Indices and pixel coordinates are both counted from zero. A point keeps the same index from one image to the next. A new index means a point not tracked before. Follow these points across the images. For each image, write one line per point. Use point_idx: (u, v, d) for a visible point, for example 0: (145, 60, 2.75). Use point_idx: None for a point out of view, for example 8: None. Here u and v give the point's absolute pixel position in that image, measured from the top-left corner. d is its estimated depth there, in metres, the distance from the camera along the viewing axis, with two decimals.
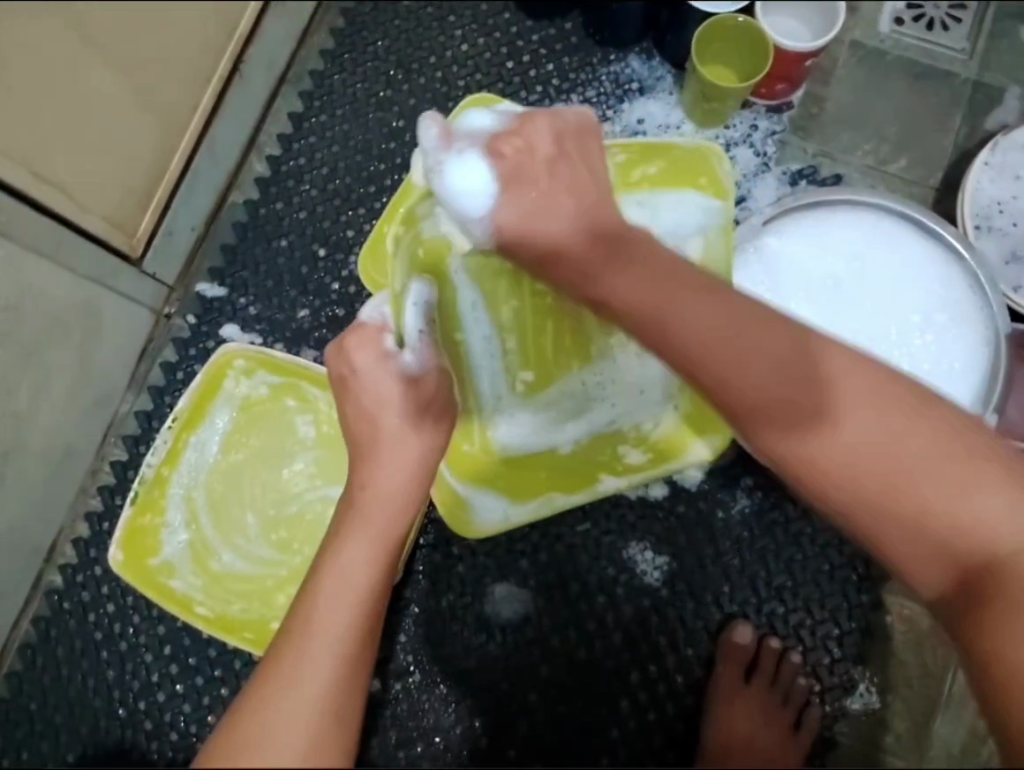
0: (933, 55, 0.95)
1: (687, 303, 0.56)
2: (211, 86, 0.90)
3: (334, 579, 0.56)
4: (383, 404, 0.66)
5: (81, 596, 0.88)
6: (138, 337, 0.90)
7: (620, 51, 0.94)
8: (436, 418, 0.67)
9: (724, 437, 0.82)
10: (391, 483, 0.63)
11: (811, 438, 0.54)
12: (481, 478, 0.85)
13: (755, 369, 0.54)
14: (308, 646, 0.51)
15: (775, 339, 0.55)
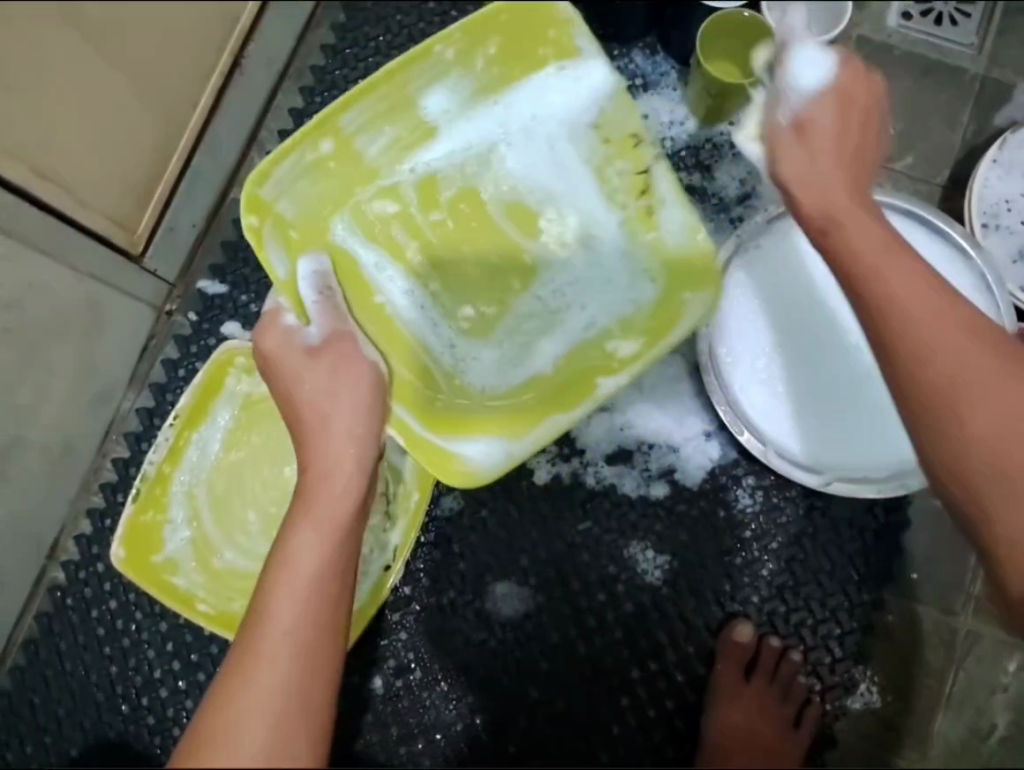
0: (942, 50, 0.93)
1: (893, 270, 0.56)
2: (212, 79, 0.90)
3: (282, 569, 0.57)
4: (298, 377, 0.69)
5: (83, 593, 0.88)
6: (139, 335, 0.90)
7: (624, 47, 0.94)
8: (355, 371, 0.70)
9: (716, 287, 0.76)
10: (336, 459, 0.66)
11: (963, 389, 0.53)
12: (467, 431, 0.76)
13: (929, 308, 0.55)
14: (263, 644, 0.52)
15: (929, 293, 0.55)
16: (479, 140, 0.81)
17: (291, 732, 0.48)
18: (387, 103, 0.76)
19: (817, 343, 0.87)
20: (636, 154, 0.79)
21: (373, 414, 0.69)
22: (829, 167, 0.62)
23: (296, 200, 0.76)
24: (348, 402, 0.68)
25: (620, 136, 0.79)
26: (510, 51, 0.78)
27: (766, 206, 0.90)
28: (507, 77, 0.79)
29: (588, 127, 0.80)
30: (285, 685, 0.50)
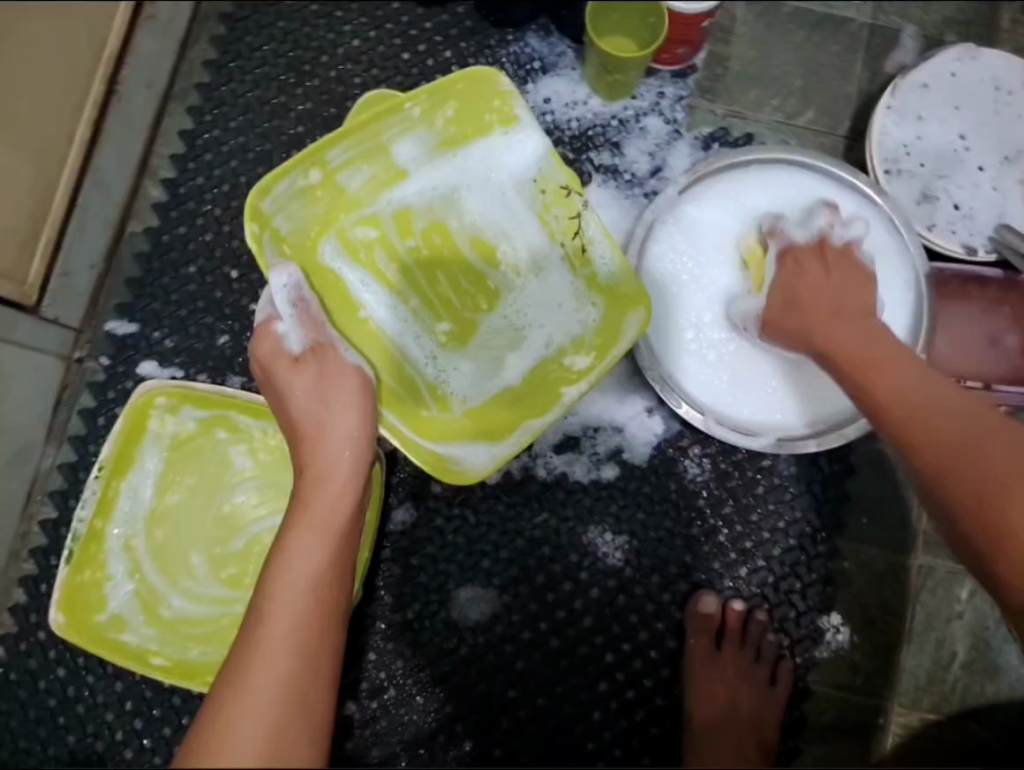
0: (828, 3, 0.95)
1: (883, 369, 0.68)
2: (86, 107, 0.83)
3: (279, 572, 0.57)
4: (286, 387, 0.70)
5: (28, 665, 0.84)
6: (49, 387, 0.85)
7: (517, 31, 0.92)
8: (339, 382, 0.71)
9: (644, 304, 0.77)
10: (333, 464, 0.66)
11: (936, 432, 0.63)
12: (448, 436, 0.80)
13: (913, 390, 0.66)
14: (262, 646, 0.52)
15: (906, 375, 0.67)
16: (431, 185, 0.82)
17: (292, 728, 0.48)
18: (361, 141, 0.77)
19: None
20: (569, 202, 0.80)
21: (358, 415, 0.70)
22: (828, 288, 0.76)
23: (292, 221, 0.78)
24: (343, 407, 0.70)
25: (554, 186, 0.80)
26: (465, 105, 0.78)
27: (677, 176, 0.90)
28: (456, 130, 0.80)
29: (527, 179, 0.81)
30: (285, 683, 0.50)
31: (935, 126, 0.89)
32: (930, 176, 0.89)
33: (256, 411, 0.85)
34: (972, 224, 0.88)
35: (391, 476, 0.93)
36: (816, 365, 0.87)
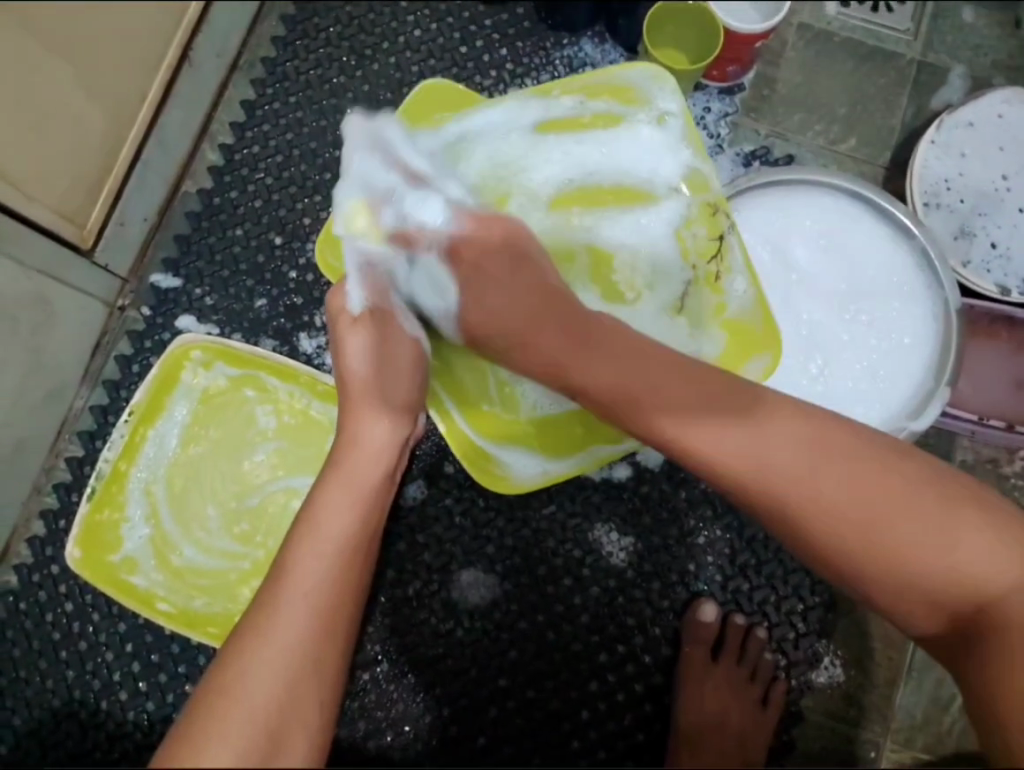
0: (880, 36, 0.97)
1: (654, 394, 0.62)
2: (160, 74, 0.87)
3: (309, 531, 0.59)
4: (341, 346, 0.69)
5: (38, 596, 0.86)
6: (91, 331, 0.88)
7: (572, 36, 0.95)
8: (395, 358, 0.70)
9: (775, 350, 0.78)
10: (376, 441, 0.66)
11: (779, 488, 0.57)
12: (507, 438, 0.83)
13: (703, 423, 0.59)
14: (281, 602, 0.54)
15: (714, 398, 0.60)
16: (562, 176, 0.81)
17: (304, 693, 0.49)
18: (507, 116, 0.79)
19: (835, 299, 0.88)
20: (712, 221, 0.79)
21: (399, 393, 0.69)
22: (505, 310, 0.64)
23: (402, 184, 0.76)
24: (393, 379, 0.69)
25: (699, 203, 0.79)
26: (615, 99, 0.79)
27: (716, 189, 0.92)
28: (601, 122, 0.80)
29: (669, 187, 0.80)
30: (303, 648, 0.51)
31: (977, 165, 0.90)
32: (969, 212, 0.90)
33: (283, 373, 0.87)
34: (1008, 265, 0.89)
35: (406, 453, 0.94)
36: (844, 387, 0.86)
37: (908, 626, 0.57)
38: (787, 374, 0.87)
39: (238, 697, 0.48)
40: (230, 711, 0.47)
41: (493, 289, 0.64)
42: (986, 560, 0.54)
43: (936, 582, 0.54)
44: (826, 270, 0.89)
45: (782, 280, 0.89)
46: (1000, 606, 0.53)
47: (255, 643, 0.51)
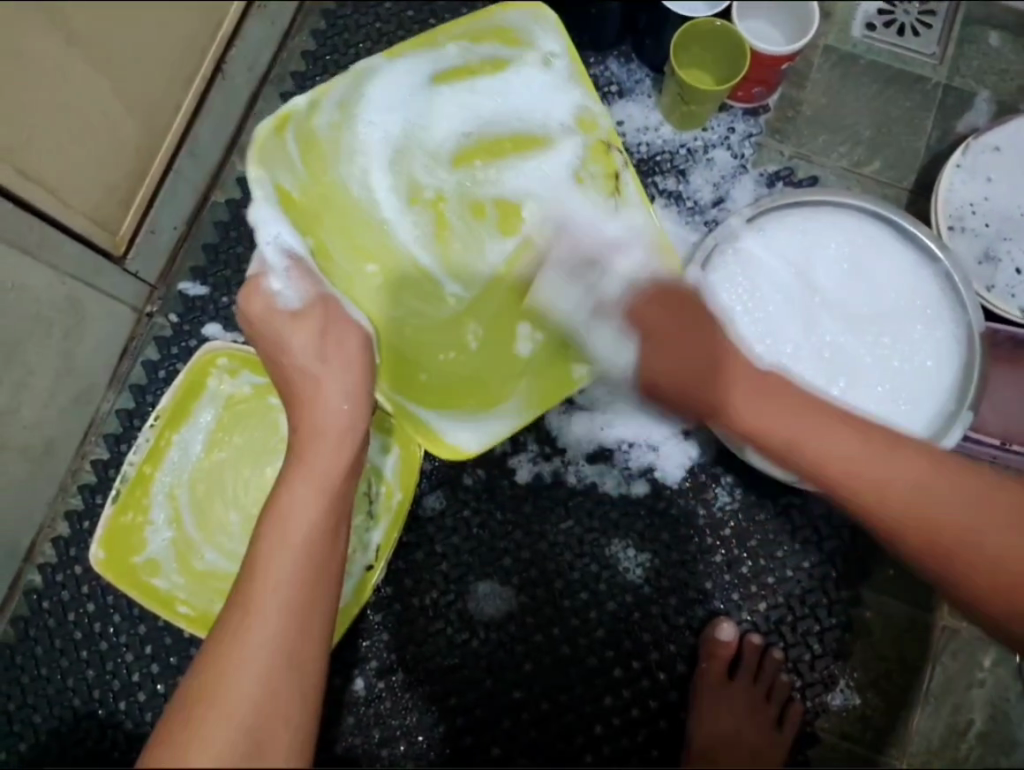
0: (905, 60, 0.97)
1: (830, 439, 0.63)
2: (194, 84, 0.90)
3: (275, 526, 0.57)
4: (286, 345, 0.69)
5: (61, 596, 0.87)
6: (120, 336, 0.90)
7: (599, 55, 0.97)
8: (339, 338, 0.71)
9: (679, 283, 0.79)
10: (327, 421, 0.66)
11: (959, 542, 0.59)
12: (452, 405, 0.83)
13: (883, 480, 0.61)
14: (253, 598, 0.52)
15: (892, 466, 0.62)
16: (461, 129, 0.82)
17: (281, 694, 0.48)
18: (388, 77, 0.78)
19: (857, 320, 0.88)
20: (607, 158, 0.82)
21: (362, 375, 0.70)
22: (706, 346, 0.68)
23: (301, 174, 0.77)
24: (343, 366, 0.69)
25: (594, 140, 0.82)
26: (500, 68, 0.81)
27: (739, 209, 0.93)
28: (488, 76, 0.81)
29: (563, 128, 0.82)
30: (278, 644, 0.50)
31: (1003, 189, 0.90)
32: (993, 236, 0.90)
33: None
34: None
35: (425, 463, 0.95)
36: (865, 407, 0.86)
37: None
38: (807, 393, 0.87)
39: (219, 698, 0.47)
40: (215, 711, 0.46)
41: (685, 344, 0.69)
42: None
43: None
44: (849, 291, 0.89)
45: (805, 300, 0.89)
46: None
47: (234, 634, 0.50)
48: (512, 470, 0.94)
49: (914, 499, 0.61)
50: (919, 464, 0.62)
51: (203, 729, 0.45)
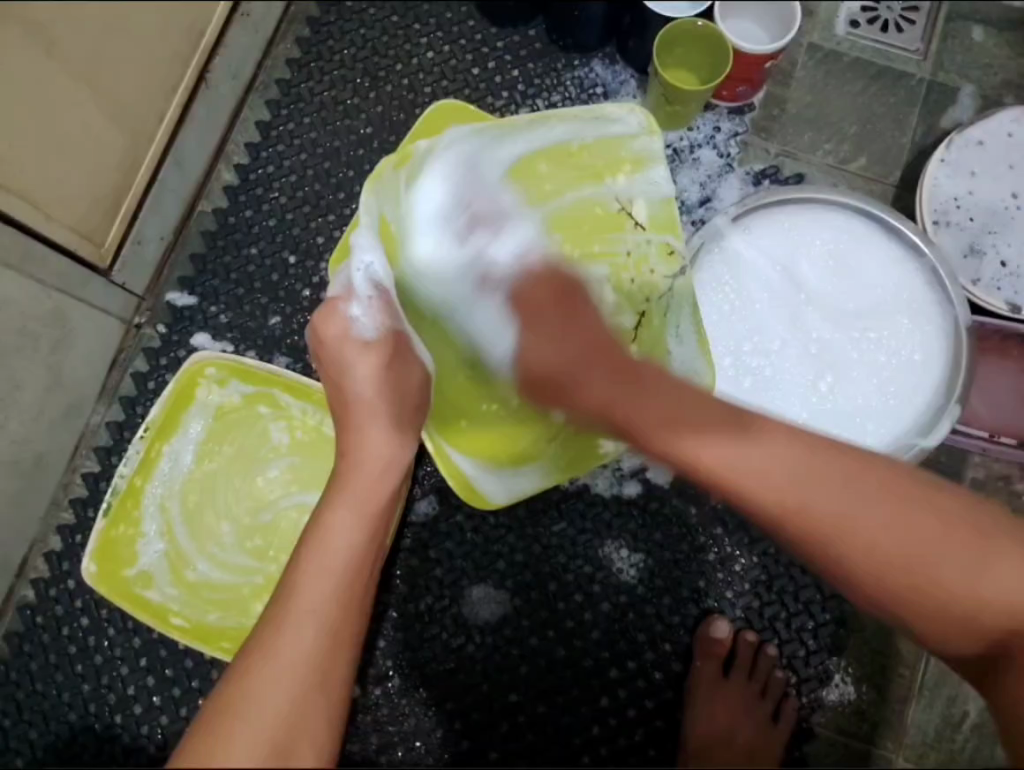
0: (889, 56, 0.97)
1: (729, 459, 0.60)
2: (178, 94, 0.89)
3: (317, 547, 0.59)
4: (348, 370, 0.70)
5: (55, 610, 0.87)
6: (108, 348, 0.90)
7: (584, 56, 0.96)
8: (400, 369, 0.71)
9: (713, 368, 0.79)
10: (374, 458, 0.66)
11: (891, 567, 0.58)
12: (498, 459, 0.81)
13: (776, 476, 0.59)
14: (286, 617, 0.54)
15: (820, 480, 0.59)
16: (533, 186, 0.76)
17: (308, 712, 0.49)
18: (499, 136, 0.75)
19: (845, 317, 0.88)
20: (669, 259, 0.80)
21: (409, 424, 0.70)
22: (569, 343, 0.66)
23: (404, 209, 0.72)
24: (396, 405, 0.70)
25: (655, 254, 0.81)
26: (589, 177, 0.80)
27: (726, 208, 0.93)
28: (591, 173, 0.80)
29: (635, 208, 0.80)
30: (313, 657, 0.52)
31: (987, 184, 0.90)
32: (979, 230, 0.90)
33: (297, 390, 0.88)
34: (1019, 282, 0.89)
35: (418, 468, 0.95)
36: (854, 404, 0.87)
37: (946, 647, 0.61)
38: (795, 390, 0.87)
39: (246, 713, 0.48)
40: (241, 721, 0.48)
41: (550, 331, 0.67)
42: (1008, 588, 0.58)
43: (971, 606, 0.58)
44: (837, 288, 0.89)
45: (793, 297, 0.89)
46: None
47: (265, 653, 0.52)
48: None
49: (811, 529, 0.59)
50: (840, 470, 0.59)
51: (231, 741, 0.47)
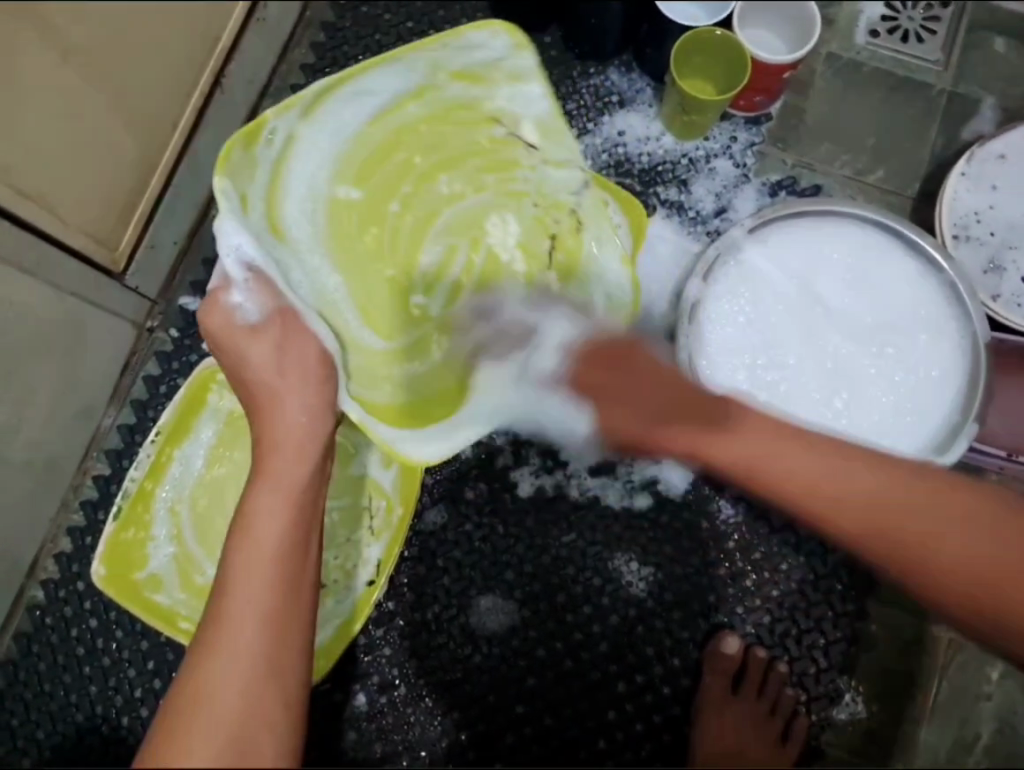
0: (909, 66, 0.96)
1: (778, 458, 0.63)
2: (192, 100, 0.90)
3: (242, 539, 0.56)
4: (244, 355, 0.70)
5: (63, 612, 0.88)
6: (121, 351, 0.90)
7: (600, 65, 0.96)
8: (299, 344, 0.71)
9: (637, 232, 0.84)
10: (290, 429, 0.67)
11: (918, 550, 0.59)
12: (421, 423, 0.81)
13: (844, 500, 0.61)
14: (226, 610, 0.52)
15: (859, 473, 0.61)
16: (371, 112, 0.83)
17: (263, 701, 0.48)
18: (359, 90, 0.82)
19: (862, 332, 0.87)
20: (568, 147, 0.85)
21: (322, 388, 0.71)
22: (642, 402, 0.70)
23: (261, 189, 0.78)
24: (307, 378, 0.70)
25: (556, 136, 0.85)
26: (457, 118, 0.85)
27: (742, 219, 0.92)
28: (477, 119, 0.85)
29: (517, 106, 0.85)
30: (255, 649, 0.50)
31: (1009, 198, 0.89)
32: (999, 245, 0.89)
33: None
34: None
35: (427, 476, 0.95)
36: (870, 420, 0.85)
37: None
38: (811, 405, 0.86)
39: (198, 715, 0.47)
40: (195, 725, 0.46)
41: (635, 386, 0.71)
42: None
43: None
44: (854, 302, 0.88)
45: (809, 311, 0.88)
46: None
47: (208, 653, 0.50)
48: (514, 483, 0.94)
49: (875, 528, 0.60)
50: (876, 472, 0.61)
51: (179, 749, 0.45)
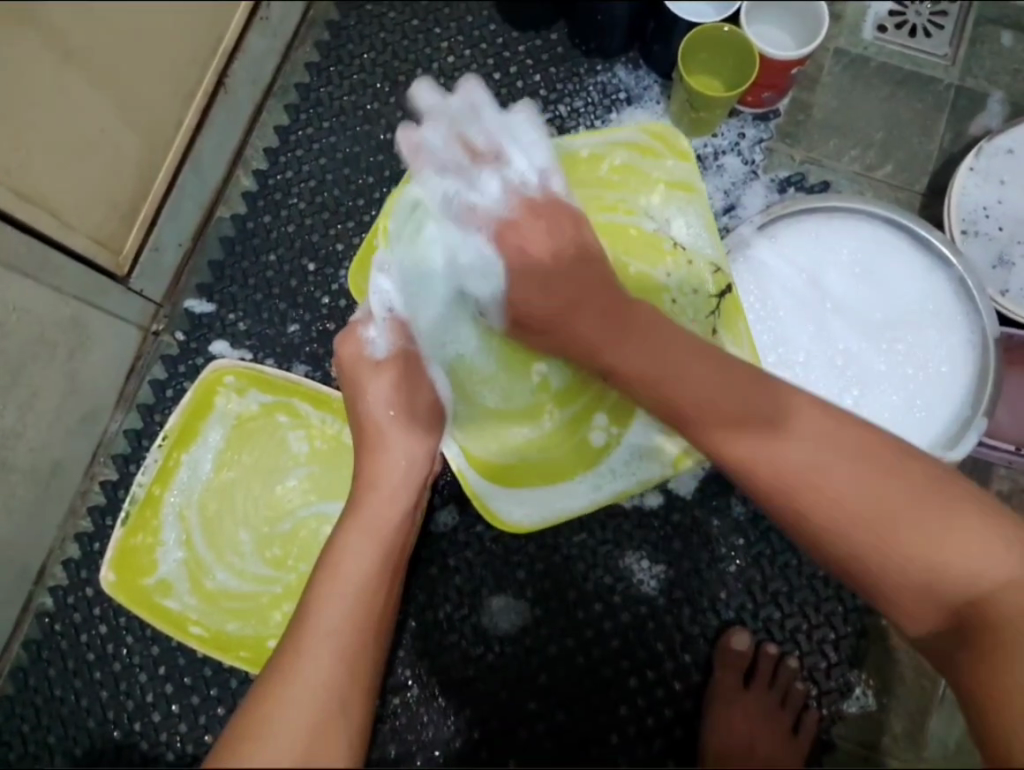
0: (917, 61, 0.96)
1: (650, 352, 0.66)
2: (195, 100, 0.89)
3: (330, 576, 0.59)
4: (363, 389, 0.73)
5: (72, 618, 0.87)
6: (126, 354, 0.89)
7: (606, 61, 0.95)
8: (413, 385, 0.74)
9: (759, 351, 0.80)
10: (390, 471, 0.68)
11: (792, 479, 0.58)
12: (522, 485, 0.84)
13: (712, 409, 0.63)
14: (305, 643, 0.53)
15: (729, 386, 0.63)
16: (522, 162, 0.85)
17: (330, 728, 0.48)
18: None
19: (871, 328, 0.87)
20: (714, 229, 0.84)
21: (428, 430, 0.73)
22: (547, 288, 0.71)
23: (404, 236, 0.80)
24: (412, 417, 0.72)
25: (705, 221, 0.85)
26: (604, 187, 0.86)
27: (751, 216, 0.91)
28: (617, 205, 0.86)
29: (665, 171, 0.84)
30: (331, 681, 0.51)
31: (1017, 192, 0.88)
32: (1007, 240, 0.89)
33: (317, 399, 0.88)
34: None
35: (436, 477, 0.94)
36: (880, 417, 0.85)
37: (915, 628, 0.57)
38: None
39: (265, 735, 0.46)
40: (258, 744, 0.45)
41: (540, 273, 0.72)
42: (979, 557, 0.54)
43: (917, 561, 0.55)
44: (863, 297, 0.88)
45: (818, 308, 0.88)
46: (994, 603, 0.53)
47: (284, 681, 0.50)
48: None
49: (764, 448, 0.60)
50: (745, 381, 0.63)
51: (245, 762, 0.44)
